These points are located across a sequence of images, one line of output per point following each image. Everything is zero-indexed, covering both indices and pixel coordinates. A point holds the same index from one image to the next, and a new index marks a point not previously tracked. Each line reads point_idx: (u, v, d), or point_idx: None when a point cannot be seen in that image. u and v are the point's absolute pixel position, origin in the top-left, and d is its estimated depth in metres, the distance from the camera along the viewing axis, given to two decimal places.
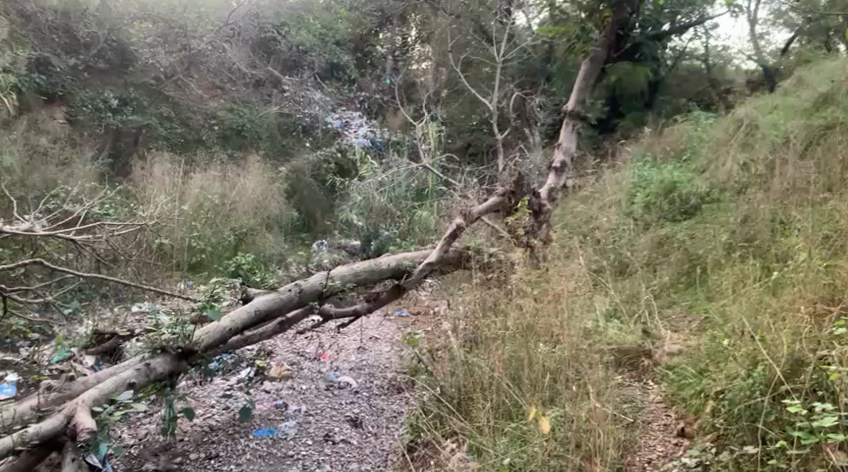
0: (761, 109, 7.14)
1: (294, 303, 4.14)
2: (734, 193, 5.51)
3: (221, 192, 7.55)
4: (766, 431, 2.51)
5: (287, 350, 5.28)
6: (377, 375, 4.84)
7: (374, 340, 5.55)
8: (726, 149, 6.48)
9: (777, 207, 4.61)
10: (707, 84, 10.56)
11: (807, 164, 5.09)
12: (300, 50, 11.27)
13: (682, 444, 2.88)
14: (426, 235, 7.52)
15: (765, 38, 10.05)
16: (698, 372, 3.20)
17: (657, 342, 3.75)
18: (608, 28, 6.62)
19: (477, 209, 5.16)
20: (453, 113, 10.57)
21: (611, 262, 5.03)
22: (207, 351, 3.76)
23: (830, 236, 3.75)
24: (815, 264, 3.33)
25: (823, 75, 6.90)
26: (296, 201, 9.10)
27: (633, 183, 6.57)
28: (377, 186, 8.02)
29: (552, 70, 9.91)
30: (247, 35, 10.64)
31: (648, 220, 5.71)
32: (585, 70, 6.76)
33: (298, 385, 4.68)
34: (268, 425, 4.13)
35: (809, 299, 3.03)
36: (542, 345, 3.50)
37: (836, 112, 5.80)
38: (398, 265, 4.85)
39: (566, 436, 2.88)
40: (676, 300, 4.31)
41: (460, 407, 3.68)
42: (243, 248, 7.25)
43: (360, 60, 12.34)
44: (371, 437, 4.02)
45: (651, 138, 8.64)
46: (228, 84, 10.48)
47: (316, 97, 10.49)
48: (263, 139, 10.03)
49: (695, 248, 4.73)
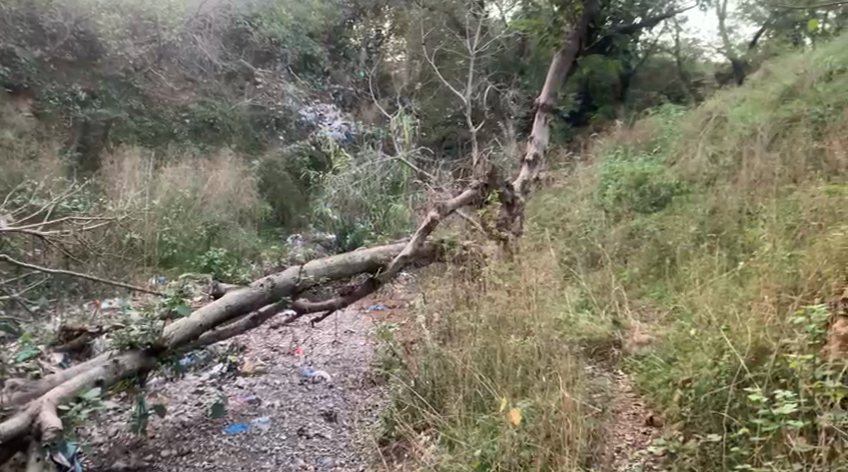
0: (729, 102, 7.27)
1: (266, 298, 4.09)
2: (704, 184, 5.59)
3: (192, 187, 7.47)
4: (730, 418, 2.56)
5: (261, 345, 5.25)
6: (352, 369, 4.84)
7: (349, 333, 5.55)
8: (696, 142, 6.56)
9: (744, 199, 4.71)
10: (677, 77, 10.67)
11: (774, 154, 5.20)
12: (273, 42, 11.11)
13: (650, 433, 2.93)
14: (401, 228, 7.46)
15: (733, 32, 10.26)
16: (666, 361, 3.24)
17: (626, 332, 3.79)
18: (579, 22, 6.58)
19: (451, 202, 5.21)
20: (427, 106, 10.47)
21: (583, 253, 5.05)
22: (178, 348, 3.73)
23: (794, 226, 3.80)
24: (780, 254, 3.38)
25: (788, 68, 7.05)
26: (270, 195, 8.95)
27: (604, 175, 6.61)
28: (352, 180, 8.04)
29: (525, 64, 10.00)
30: (218, 27, 10.68)
31: (619, 212, 5.74)
32: (557, 62, 6.65)
33: (272, 380, 4.66)
34: (241, 420, 4.11)
35: (773, 288, 3.08)
36: (514, 338, 3.53)
37: (801, 104, 5.91)
38: (372, 259, 4.81)
39: (536, 426, 2.90)
40: (645, 291, 4.35)
41: (433, 400, 3.70)
42: (216, 242, 7.15)
43: (333, 52, 12.06)
44: (345, 430, 4.02)
45: (623, 130, 8.70)
46: (198, 77, 10.20)
47: (289, 90, 10.62)
48: (235, 132, 9.83)
49: (665, 239, 4.79)
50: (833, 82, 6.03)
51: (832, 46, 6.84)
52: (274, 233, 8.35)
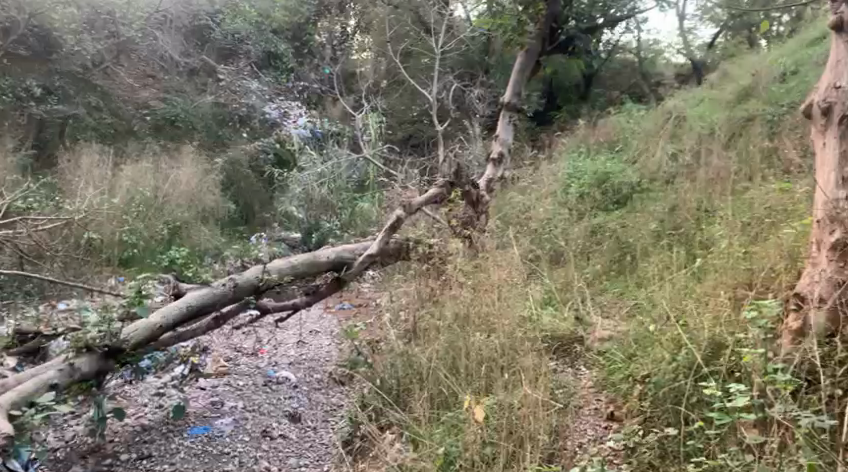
0: (688, 102, 7.43)
1: (229, 298, 4.04)
2: (664, 182, 5.70)
3: (152, 186, 7.35)
4: (687, 412, 2.62)
5: (223, 346, 5.17)
6: (317, 369, 4.79)
7: (314, 333, 5.50)
8: (656, 141, 6.67)
9: (703, 197, 4.81)
10: (639, 77, 10.86)
11: (730, 154, 5.32)
12: (236, 39, 10.99)
13: (611, 427, 2.98)
14: (367, 227, 7.44)
15: (692, 33, 10.48)
16: (626, 356, 3.28)
17: (589, 328, 3.80)
18: (542, 21, 6.76)
19: (417, 201, 5.13)
20: (393, 104, 10.45)
21: (547, 250, 5.10)
22: (137, 350, 3.67)
23: (750, 223, 3.87)
24: (735, 250, 3.45)
25: (745, 69, 7.24)
26: (233, 193, 8.81)
27: (568, 174, 6.66)
28: (317, 178, 7.88)
29: (491, 63, 10.02)
30: (179, 23, 10.46)
31: (582, 210, 5.79)
32: (520, 61, 6.86)
33: (235, 381, 4.61)
34: (203, 422, 4.05)
35: (729, 284, 3.15)
36: (478, 335, 3.56)
37: (757, 104, 6.06)
38: (338, 258, 4.78)
39: (500, 423, 2.92)
40: (607, 288, 4.39)
41: (398, 400, 3.70)
42: (177, 242, 7.03)
43: (298, 49, 11.78)
44: (310, 431, 3.99)
45: (586, 129, 8.79)
46: (160, 73, 10.09)
47: (253, 86, 10.51)
48: (198, 130, 9.64)
49: (625, 236, 4.86)
50: (786, 83, 6.20)
51: (786, 48, 7.05)
52: (238, 232, 8.21)
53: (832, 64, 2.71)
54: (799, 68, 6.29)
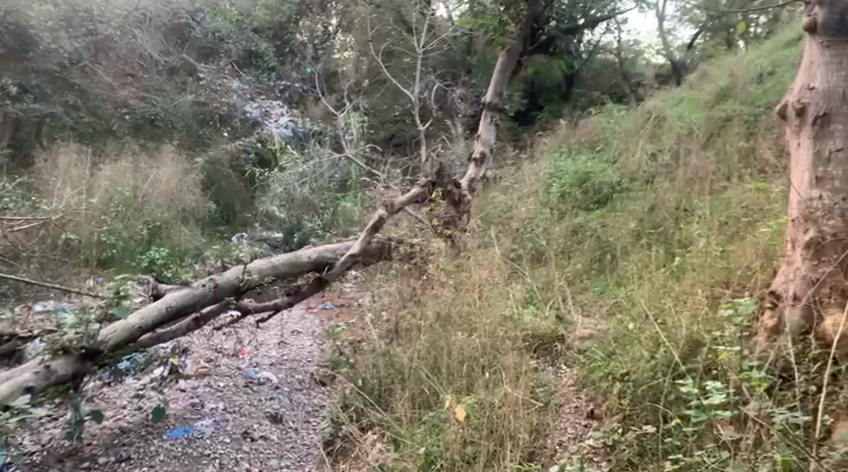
0: (668, 102, 7.50)
1: (209, 299, 4.00)
2: (643, 182, 5.76)
3: (131, 186, 7.27)
4: (665, 410, 2.65)
5: (204, 347, 5.13)
6: (298, 370, 4.76)
7: (296, 333, 5.46)
8: (636, 140, 6.72)
9: (682, 196, 4.85)
10: (619, 77, 10.97)
11: (709, 154, 5.37)
12: (216, 38, 10.96)
13: (591, 425, 2.98)
14: (350, 227, 7.41)
15: (672, 33, 10.63)
16: (606, 354, 3.29)
17: (569, 327, 3.80)
18: (524, 21, 6.82)
19: (399, 201, 5.12)
20: (375, 103, 10.43)
21: (528, 249, 5.11)
22: (115, 352, 3.63)
23: (727, 222, 3.91)
24: (713, 249, 3.48)
25: (723, 70, 7.33)
26: (213, 193, 8.73)
27: (549, 174, 6.68)
28: (298, 178, 7.82)
29: (473, 63, 10.03)
30: (158, 21, 10.46)
31: (563, 209, 5.81)
32: (502, 62, 6.95)
33: (216, 382, 4.57)
34: (183, 424, 4.02)
35: (707, 282, 3.18)
36: (459, 335, 3.56)
37: (735, 104, 6.14)
38: (319, 258, 4.75)
39: (481, 422, 2.93)
40: (588, 286, 4.41)
41: (379, 400, 3.69)
42: (157, 242, 6.96)
43: (279, 48, 11.72)
44: (291, 432, 3.97)
45: (568, 129, 8.82)
46: (140, 72, 9.95)
47: (233, 85, 10.45)
48: (177, 129, 9.55)
49: (606, 235, 4.89)
50: (764, 83, 6.27)
51: (763, 50, 7.14)
52: (219, 232, 8.14)
53: (807, 65, 2.72)
54: (776, 69, 6.37)
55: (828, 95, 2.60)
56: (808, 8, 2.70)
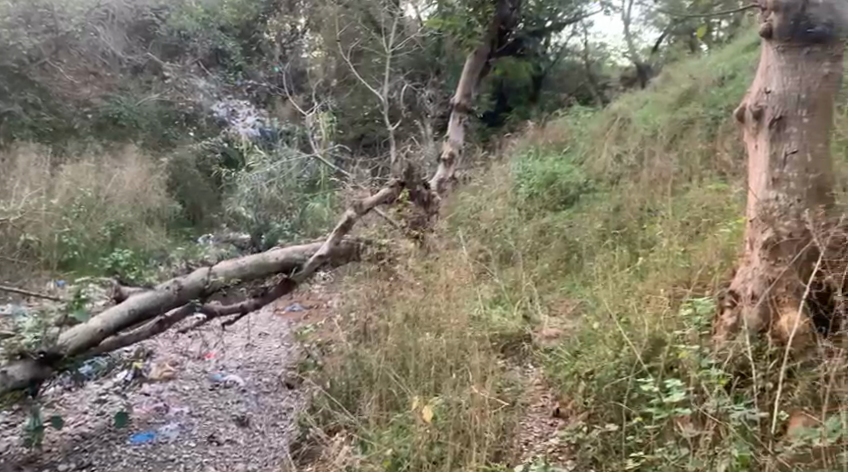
0: (633, 104, 7.63)
1: (173, 301, 3.93)
2: (609, 183, 5.85)
3: (94, 186, 7.14)
4: (627, 408, 2.69)
5: (168, 350, 5.05)
6: (266, 372, 4.72)
7: (263, 336, 5.41)
8: (602, 142, 6.82)
9: (646, 197, 4.93)
10: (586, 79, 11.14)
11: (672, 156, 5.47)
12: (182, 35, 10.69)
13: (557, 424, 3.01)
14: (319, 227, 7.36)
15: (637, 36, 10.84)
16: (571, 353, 3.32)
17: (536, 327, 3.83)
18: (493, 24, 6.85)
19: (368, 201, 5.12)
20: (344, 103, 10.39)
21: (497, 249, 5.13)
22: (76, 356, 3.55)
23: (689, 222, 3.99)
24: (675, 249, 3.54)
25: (686, 73, 7.49)
26: (179, 193, 8.58)
27: (518, 175, 6.72)
28: (266, 179, 7.86)
29: (442, 64, 10.05)
30: (122, 19, 10.15)
31: (531, 209, 5.86)
32: (470, 64, 6.99)
33: (181, 386, 4.50)
34: (147, 429, 3.95)
35: (669, 283, 3.24)
36: (427, 335, 3.57)
37: (696, 107, 6.29)
38: (287, 259, 4.71)
39: (448, 422, 2.93)
40: (554, 286, 4.45)
41: (347, 402, 3.66)
42: (121, 244, 6.81)
43: (246, 47, 11.53)
44: (258, 435, 3.93)
45: (536, 130, 8.90)
46: (102, 70, 9.70)
47: (199, 85, 10.35)
48: (142, 128, 9.40)
49: (572, 236, 4.94)
50: (725, 86, 6.42)
51: (724, 54, 7.32)
52: (184, 233, 8.02)
53: (763, 70, 2.78)
54: (736, 72, 6.52)
55: (783, 99, 2.67)
56: (764, 14, 2.76)
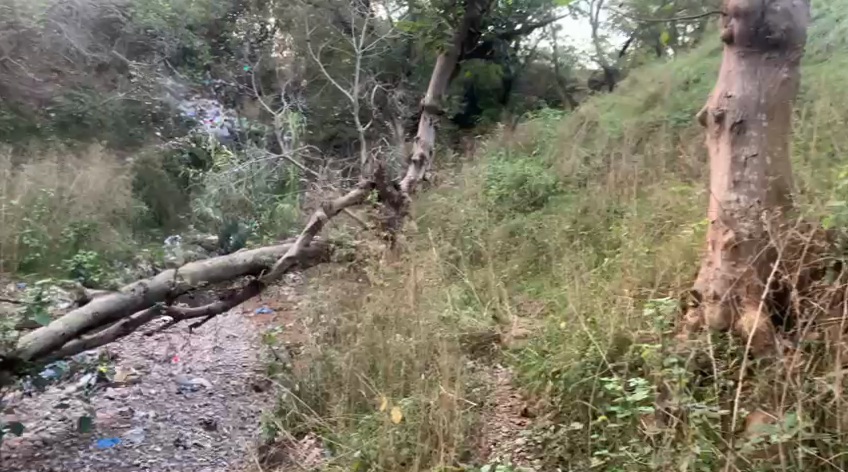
0: (600, 107, 7.73)
1: (138, 304, 3.87)
2: (576, 185, 5.91)
3: (56, 187, 7.07)
4: (593, 407, 2.72)
5: (134, 353, 4.97)
6: (233, 375, 4.67)
7: (230, 338, 5.34)
8: (570, 144, 6.89)
9: (612, 199, 5.00)
10: (555, 82, 11.22)
11: (638, 159, 5.55)
12: (149, 34, 10.29)
13: (524, 423, 3.03)
14: (288, 229, 7.32)
15: (605, 40, 10.98)
16: (539, 353, 3.35)
17: (505, 327, 3.85)
18: (461, 26, 6.99)
19: (338, 202, 5.11)
20: (314, 103, 10.34)
21: (467, 251, 5.14)
22: (37, 360, 3.48)
23: (654, 224, 4.05)
24: (640, 249, 3.60)
25: (653, 77, 7.61)
26: (145, 194, 8.45)
27: (488, 176, 6.75)
28: (235, 179, 7.58)
29: (413, 65, 10.08)
30: (86, 16, 9.84)
31: (500, 211, 5.90)
32: (440, 65, 6.99)
33: (146, 389, 4.43)
34: (111, 434, 3.88)
35: (634, 283, 3.30)
36: (397, 337, 3.57)
37: (661, 111, 6.41)
38: (255, 260, 4.66)
39: (416, 424, 2.93)
40: (523, 287, 4.48)
41: (317, 404, 3.64)
42: (84, 246, 6.61)
43: (214, 46, 11.24)
44: (226, 438, 3.89)
45: (505, 133, 8.96)
46: (65, 68, 9.45)
47: (167, 84, 10.09)
48: (107, 128, 9.38)
49: (541, 237, 4.97)
50: (689, 90, 6.55)
51: (689, 58, 7.45)
52: (151, 234, 7.90)
53: (724, 74, 2.83)
54: (701, 77, 6.64)
55: (744, 103, 2.73)
56: (724, 20, 2.82)
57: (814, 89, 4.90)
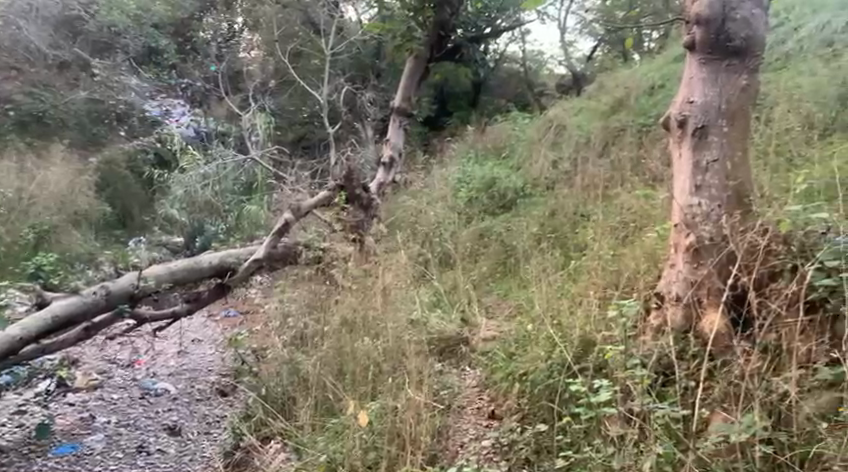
0: (568, 111, 7.82)
1: (100, 307, 3.79)
2: (544, 188, 5.95)
3: (16, 188, 7.00)
4: (559, 408, 2.75)
5: (96, 358, 4.88)
6: (198, 379, 4.59)
7: (196, 342, 5.26)
8: (538, 148, 6.95)
9: (579, 202, 5.06)
10: (524, 86, 11.30)
11: (604, 162, 5.63)
12: (112, 32, 10.03)
13: (491, 425, 3.03)
14: (255, 231, 7.26)
15: (573, 45, 11.11)
16: (507, 355, 3.36)
17: (473, 330, 3.86)
18: (431, 30, 7.12)
19: (306, 204, 5.07)
20: (283, 104, 10.28)
21: (436, 254, 5.14)
22: None
23: (619, 227, 4.11)
24: (605, 252, 3.65)
25: (619, 82, 7.72)
26: (109, 195, 8.32)
27: (458, 179, 6.77)
28: (201, 180, 7.54)
29: (382, 67, 10.06)
30: (47, 13, 9.69)
31: (470, 214, 5.91)
32: (410, 67, 7.01)
33: (108, 395, 4.35)
34: (71, 441, 3.80)
35: (599, 285, 3.34)
36: (364, 340, 3.56)
37: (626, 115, 6.50)
38: (221, 263, 4.60)
39: (382, 427, 2.93)
40: (491, 289, 4.50)
41: (283, 408, 3.59)
42: (45, 248, 6.50)
43: (181, 46, 10.92)
44: (190, 443, 3.82)
45: (475, 136, 9.02)
46: (25, 65, 9.37)
47: (132, 83, 9.76)
48: (69, 128, 9.18)
49: (510, 240, 5.00)
50: (654, 96, 6.66)
51: (654, 64, 7.58)
52: (114, 236, 7.75)
53: (686, 81, 2.89)
54: (665, 82, 6.77)
55: (705, 109, 2.79)
56: (686, 27, 2.88)
57: (773, 96, 5.04)
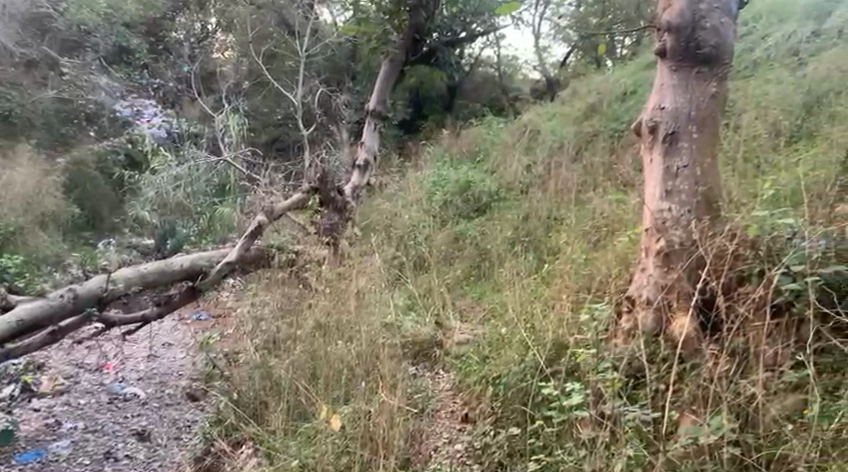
0: (542, 116, 7.88)
1: (67, 311, 3.71)
2: (518, 192, 5.99)
3: None
4: (531, 412, 2.76)
5: (62, 362, 4.79)
6: (168, 383, 4.51)
7: (166, 346, 5.18)
8: (512, 152, 6.99)
9: (552, 206, 5.10)
10: (500, 90, 11.35)
11: (576, 167, 5.70)
12: (82, 30, 9.79)
13: (464, 429, 3.02)
14: (227, 233, 7.15)
15: (547, 51, 11.20)
16: (481, 358, 3.36)
17: (447, 333, 3.86)
18: (406, 34, 7.22)
19: (280, 205, 5.10)
20: (256, 106, 10.23)
21: (411, 256, 5.11)
22: None
23: (591, 231, 4.15)
24: (578, 256, 3.68)
25: (591, 87, 7.82)
26: (77, 196, 8.15)
27: (432, 182, 6.79)
28: (172, 181, 7.45)
29: (357, 69, 10.05)
30: (14, 9, 9.25)
31: (444, 217, 5.92)
32: (385, 70, 7.00)
33: (75, 400, 4.29)
34: (35, 447, 3.73)
35: (572, 289, 3.36)
36: (338, 343, 3.53)
37: (599, 121, 6.58)
38: (192, 265, 4.51)
39: (354, 431, 2.92)
40: (466, 293, 4.50)
41: (255, 413, 3.54)
42: (10, 250, 6.26)
43: (153, 45, 10.83)
44: (159, 448, 3.76)
45: (450, 139, 9.04)
46: None
47: (101, 82, 9.67)
48: (36, 127, 9.00)
49: (484, 243, 5.02)
50: (626, 102, 6.74)
51: (626, 70, 7.70)
52: (82, 238, 7.60)
53: (657, 87, 2.93)
54: (637, 88, 6.85)
55: (675, 115, 2.84)
56: (657, 34, 2.92)
57: (741, 103, 5.16)
